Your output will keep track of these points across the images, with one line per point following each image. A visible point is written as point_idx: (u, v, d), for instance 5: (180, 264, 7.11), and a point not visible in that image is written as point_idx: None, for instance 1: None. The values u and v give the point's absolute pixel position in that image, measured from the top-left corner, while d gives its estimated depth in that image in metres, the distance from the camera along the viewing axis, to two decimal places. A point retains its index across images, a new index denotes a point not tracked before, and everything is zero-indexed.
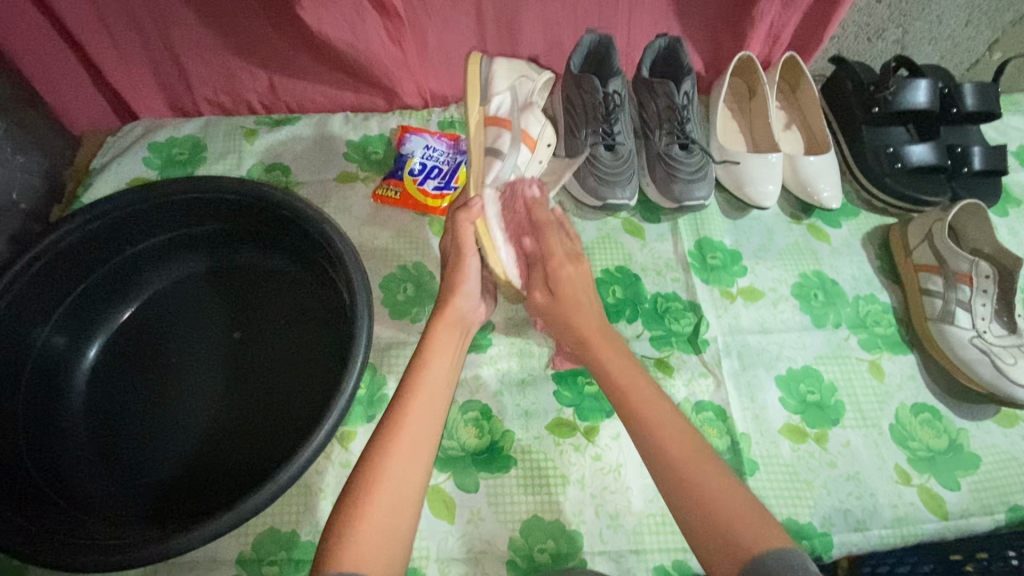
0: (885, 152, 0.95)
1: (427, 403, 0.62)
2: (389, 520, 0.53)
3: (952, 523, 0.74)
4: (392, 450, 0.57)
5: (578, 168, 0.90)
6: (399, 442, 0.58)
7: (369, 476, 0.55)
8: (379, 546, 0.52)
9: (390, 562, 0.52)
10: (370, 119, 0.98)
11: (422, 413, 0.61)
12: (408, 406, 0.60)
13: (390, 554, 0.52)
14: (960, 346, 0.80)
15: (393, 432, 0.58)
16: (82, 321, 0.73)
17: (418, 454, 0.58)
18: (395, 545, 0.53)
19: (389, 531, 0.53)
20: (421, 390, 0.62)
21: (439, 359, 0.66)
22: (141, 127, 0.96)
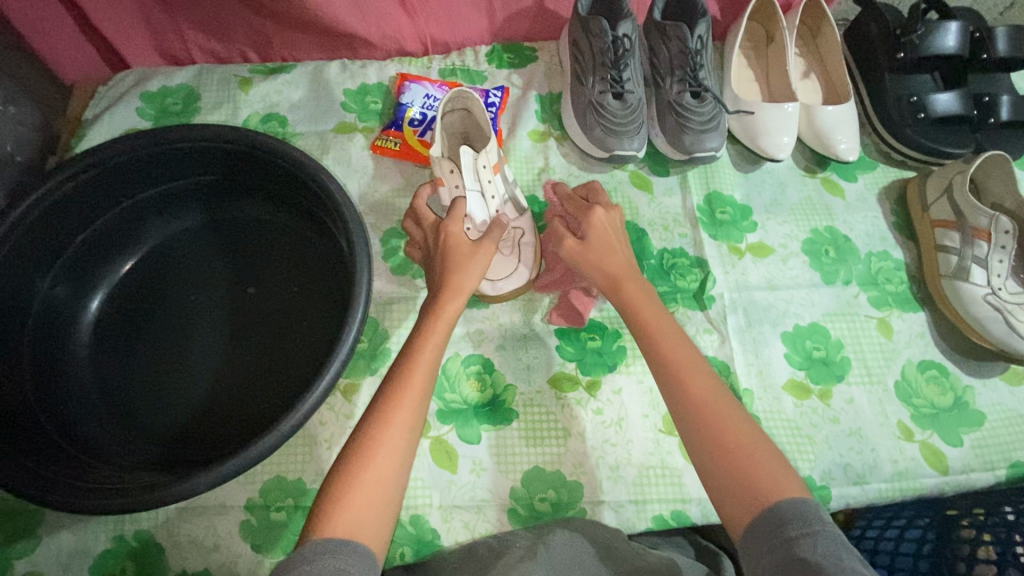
0: (908, 102, 0.90)
1: (427, 374, 0.58)
2: (385, 476, 0.53)
3: (952, 478, 0.74)
4: (389, 418, 0.55)
5: (586, 118, 0.86)
6: (403, 396, 0.56)
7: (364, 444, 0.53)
8: (376, 499, 0.52)
9: (376, 528, 0.51)
10: (368, 67, 0.94)
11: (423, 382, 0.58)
12: (410, 372, 0.58)
13: (384, 510, 0.52)
14: (972, 303, 0.79)
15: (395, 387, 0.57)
16: (83, 272, 0.72)
17: (413, 417, 0.55)
18: (384, 515, 0.52)
19: (381, 500, 0.52)
20: (425, 351, 0.60)
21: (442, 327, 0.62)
22: (133, 76, 0.93)
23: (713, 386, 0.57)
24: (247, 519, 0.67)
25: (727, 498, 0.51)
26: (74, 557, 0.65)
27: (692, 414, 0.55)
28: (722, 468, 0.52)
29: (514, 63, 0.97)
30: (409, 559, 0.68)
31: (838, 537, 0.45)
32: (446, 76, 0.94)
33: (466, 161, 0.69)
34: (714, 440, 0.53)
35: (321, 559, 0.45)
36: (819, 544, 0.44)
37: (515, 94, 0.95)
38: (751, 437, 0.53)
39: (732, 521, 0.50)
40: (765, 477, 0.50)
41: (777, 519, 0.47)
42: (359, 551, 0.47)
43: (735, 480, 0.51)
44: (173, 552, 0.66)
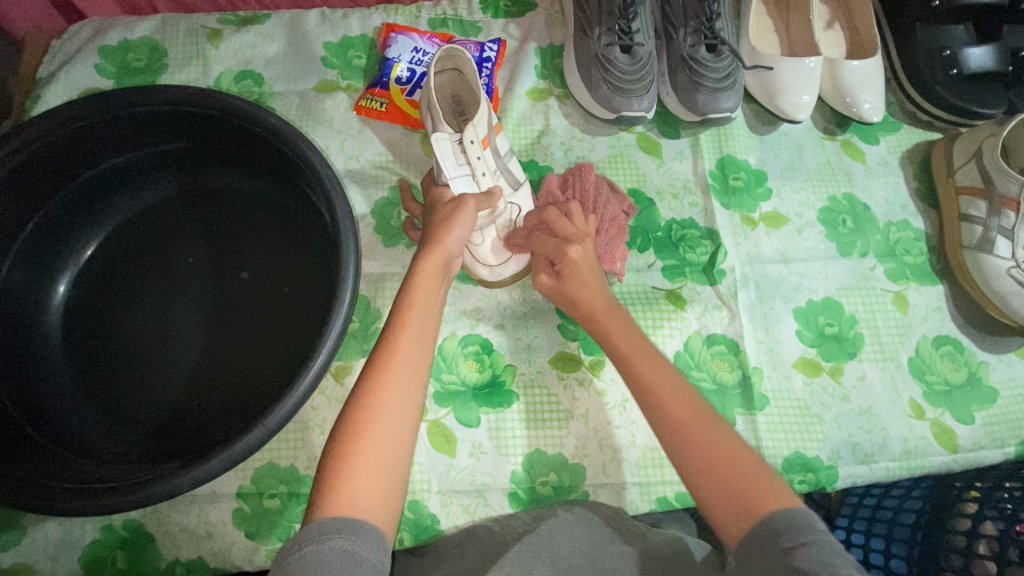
0: (941, 55, 0.83)
1: (418, 336, 0.54)
2: (383, 460, 0.47)
3: (961, 456, 0.73)
4: (382, 384, 0.50)
5: (591, 74, 0.79)
6: (392, 373, 0.50)
7: (358, 417, 0.48)
8: (375, 486, 0.46)
9: (385, 501, 0.46)
10: (350, 17, 0.85)
11: (413, 344, 0.53)
12: (399, 336, 0.53)
13: (386, 497, 0.46)
14: (994, 277, 0.75)
15: (382, 367, 0.51)
16: (47, 252, 0.66)
17: (410, 397, 0.50)
18: (394, 485, 0.47)
19: (382, 483, 0.46)
20: (411, 325, 0.54)
21: (428, 290, 0.57)
22: (88, 27, 0.83)
23: (689, 397, 0.52)
24: (240, 506, 0.65)
25: (720, 511, 0.46)
26: (63, 548, 0.64)
27: (675, 421, 0.51)
28: (707, 482, 0.47)
29: (512, 11, 0.88)
30: (409, 544, 0.67)
31: (833, 545, 0.40)
32: (436, 27, 0.86)
33: (443, 148, 0.64)
34: (694, 454, 0.48)
35: (327, 541, 0.41)
36: (814, 554, 0.39)
37: (513, 46, 0.87)
38: (735, 444, 0.48)
39: (731, 535, 0.45)
40: (757, 486, 0.45)
41: (771, 530, 0.42)
42: (367, 529, 0.43)
43: (725, 490, 0.46)
44: (165, 540, 0.64)
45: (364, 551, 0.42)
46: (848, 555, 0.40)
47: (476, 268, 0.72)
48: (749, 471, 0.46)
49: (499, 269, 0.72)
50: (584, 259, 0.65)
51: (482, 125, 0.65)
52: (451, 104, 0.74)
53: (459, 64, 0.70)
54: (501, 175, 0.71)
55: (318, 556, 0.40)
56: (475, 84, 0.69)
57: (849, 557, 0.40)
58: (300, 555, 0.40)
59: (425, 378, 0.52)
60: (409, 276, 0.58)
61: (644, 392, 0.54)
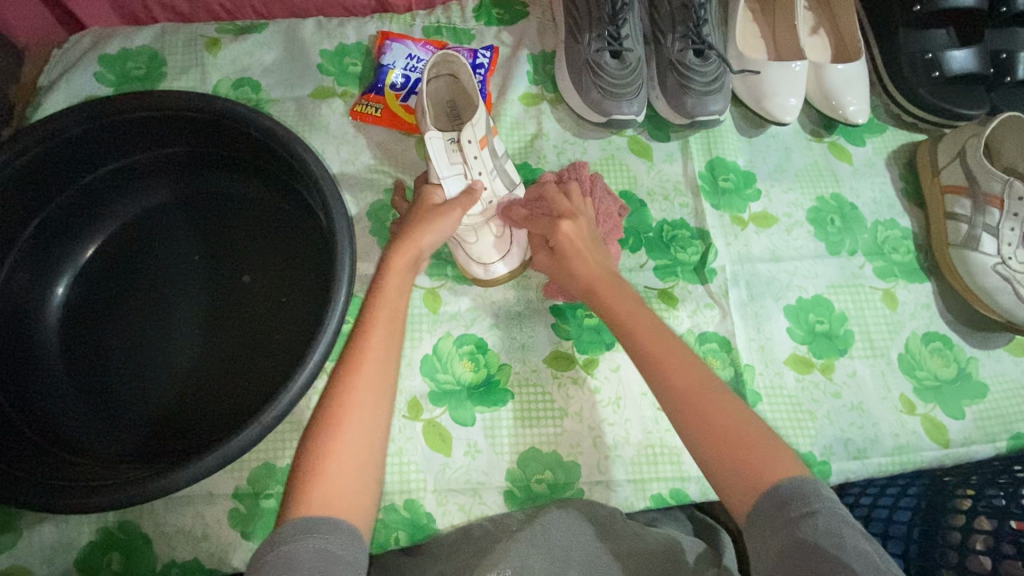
0: (922, 59, 0.85)
1: (385, 336, 0.54)
2: (355, 459, 0.47)
3: (953, 451, 0.74)
4: (352, 384, 0.50)
5: (581, 79, 0.81)
6: (357, 374, 0.51)
7: (328, 419, 0.48)
8: (347, 485, 0.46)
9: (359, 499, 0.46)
10: (346, 26, 0.87)
11: (383, 343, 0.53)
12: (368, 336, 0.53)
13: (360, 494, 0.46)
14: (981, 273, 0.76)
15: (348, 367, 0.51)
16: (47, 254, 0.67)
17: (377, 394, 0.50)
18: (368, 482, 0.47)
19: (356, 481, 0.46)
20: (376, 325, 0.54)
21: (395, 291, 0.57)
22: (89, 38, 0.85)
23: (691, 365, 0.53)
24: (235, 508, 0.66)
25: (724, 481, 0.47)
26: (58, 551, 0.64)
27: (678, 393, 0.51)
28: (707, 446, 0.48)
29: (504, 20, 0.90)
30: (405, 543, 0.67)
31: (841, 514, 0.41)
32: (430, 35, 0.88)
33: (436, 147, 0.64)
34: (697, 418, 0.49)
35: (303, 540, 0.41)
36: (821, 523, 0.40)
37: (506, 53, 0.89)
38: (738, 415, 0.49)
39: (735, 506, 0.46)
40: (762, 455, 0.46)
41: (778, 500, 0.42)
42: (342, 527, 0.43)
43: (727, 458, 0.46)
44: (160, 542, 0.65)
45: (339, 549, 0.42)
46: (854, 522, 0.41)
47: (471, 266, 0.73)
48: (749, 440, 0.47)
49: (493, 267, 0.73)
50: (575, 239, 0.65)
51: (479, 125, 0.66)
52: (446, 109, 0.74)
53: (455, 69, 0.71)
54: (496, 180, 0.70)
55: (303, 555, 0.40)
56: (471, 86, 0.70)
57: (854, 522, 0.41)
58: (275, 555, 0.40)
59: (392, 378, 0.53)
60: (377, 279, 0.58)
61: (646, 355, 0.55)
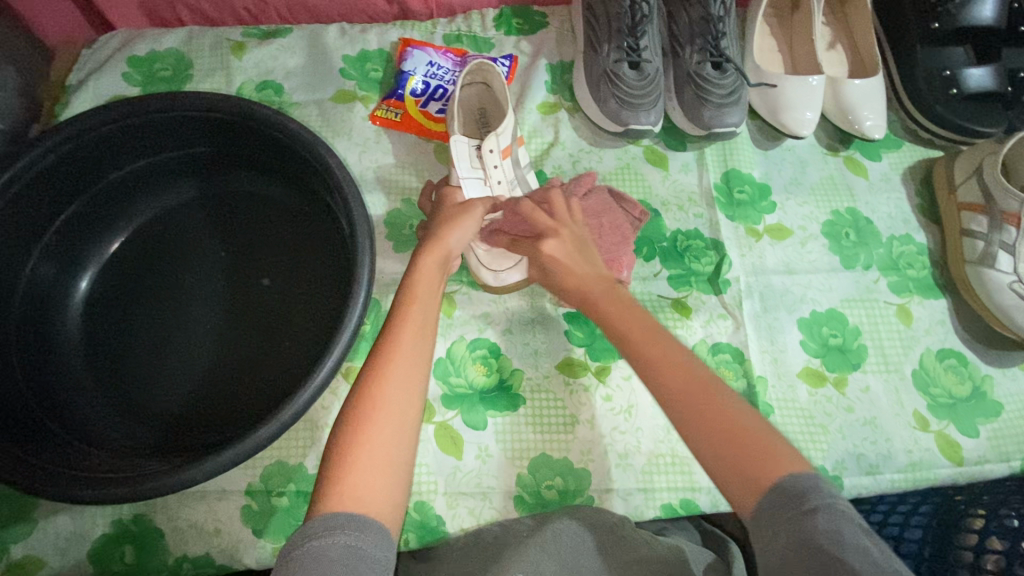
0: (940, 75, 0.85)
1: (418, 332, 0.54)
2: (386, 455, 0.47)
3: (967, 469, 0.73)
4: (382, 380, 0.50)
5: (600, 89, 0.82)
6: (391, 369, 0.51)
7: (361, 412, 0.48)
8: (378, 480, 0.46)
9: (389, 496, 0.46)
10: (368, 32, 0.89)
11: (414, 338, 0.53)
12: (400, 332, 0.53)
13: (389, 491, 0.46)
14: (997, 291, 0.76)
15: (381, 361, 0.51)
16: (71, 249, 0.68)
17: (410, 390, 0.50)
18: (398, 480, 0.47)
19: (386, 478, 0.46)
20: (410, 321, 0.54)
21: (429, 287, 0.58)
22: (118, 38, 0.87)
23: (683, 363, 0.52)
24: (248, 505, 0.66)
25: (726, 480, 0.46)
26: (72, 541, 0.64)
27: (682, 398, 0.50)
28: (708, 450, 0.47)
29: (524, 29, 0.91)
30: (414, 545, 0.67)
31: (843, 510, 0.41)
32: (451, 42, 0.89)
33: (460, 151, 0.67)
34: (696, 421, 0.48)
35: (330, 537, 0.41)
36: (822, 521, 0.40)
37: (525, 62, 0.90)
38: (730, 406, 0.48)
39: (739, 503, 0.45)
40: (760, 452, 0.45)
41: (782, 499, 0.42)
42: (371, 524, 0.43)
43: (729, 458, 0.46)
44: (173, 536, 0.65)
45: (367, 546, 0.42)
46: (856, 518, 0.41)
47: (481, 272, 0.73)
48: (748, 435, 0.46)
49: (502, 276, 0.73)
50: (563, 246, 0.64)
51: (504, 135, 0.68)
52: (475, 114, 0.76)
53: (485, 76, 0.73)
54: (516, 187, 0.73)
55: (328, 553, 0.40)
56: (501, 96, 0.72)
57: (856, 518, 0.41)
58: (303, 551, 0.41)
59: (426, 374, 0.53)
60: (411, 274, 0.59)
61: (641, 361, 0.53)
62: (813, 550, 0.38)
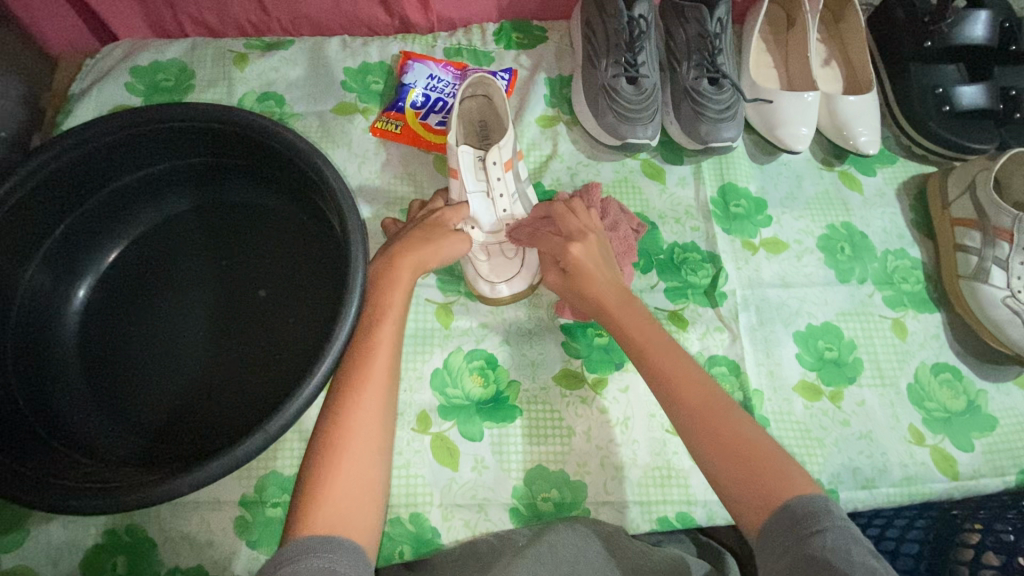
0: (933, 93, 0.87)
1: (388, 359, 0.56)
2: (357, 480, 0.49)
3: (962, 483, 0.73)
4: (354, 405, 0.52)
5: (598, 103, 0.83)
6: (360, 396, 0.53)
7: (331, 438, 0.50)
8: (350, 504, 0.48)
9: (362, 519, 0.48)
10: (370, 45, 0.90)
11: (384, 364, 0.55)
12: (367, 362, 0.55)
13: (363, 515, 0.48)
14: (990, 306, 0.76)
15: (352, 388, 0.53)
16: (70, 258, 0.69)
17: (379, 417, 0.53)
18: (368, 504, 0.49)
19: (358, 501, 0.49)
20: (378, 346, 0.56)
21: (396, 308, 0.60)
22: (121, 49, 0.88)
23: (697, 381, 0.54)
24: (242, 515, 0.66)
25: (738, 500, 0.47)
26: (64, 552, 0.64)
27: (693, 416, 0.51)
28: (725, 470, 0.48)
29: (523, 43, 0.93)
30: (408, 557, 0.67)
31: (849, 529, 0.42)
32: (452, 56, 0.90)
33: (463, 161, 0.67)
34: (708, 434, 0.50)
35: (306, 560, 0.42)
36: (829, 541, 0.41)
37: (524, 76, 0.91)
38: (741, 427, 0.50)
39: (750, 525, 0.46)
40: (769, 474, 0.47)
41: (790, 520, 0.43)
42: (345, 546, 0.45)
43: (745, 476, 0.47)
44: (165, 547, 0.65)
45: (342, 566, 0.42)
46: (861, 538, 0.42)
47: (477, 283, 0.74)
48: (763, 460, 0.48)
49: (495, 288, 0.74)
50: (588, 252, 0.65)
51: (507, 149, 0.68)
52: (476, 127, 0.77)
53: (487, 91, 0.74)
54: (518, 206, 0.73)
55: (303, 574, 0.41)
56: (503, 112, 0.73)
57: (863, 540, 0.42)
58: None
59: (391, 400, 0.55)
60: (378, 297, 0.60)
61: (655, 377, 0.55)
62: (817, 567, 0.39)
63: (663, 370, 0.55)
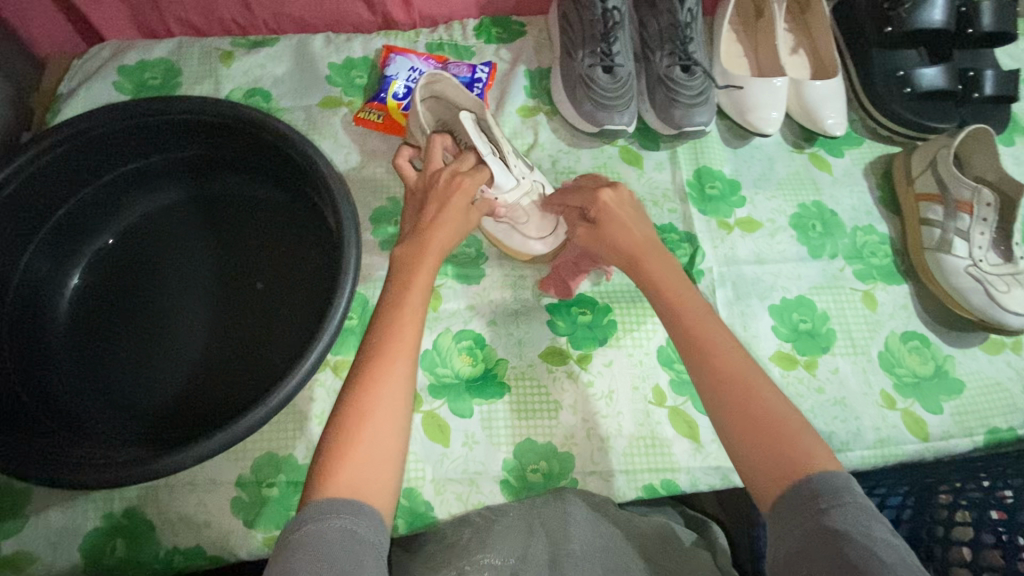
0: (895, 76, 0.91)
1: (412, 330, 0.55)
2: (379, 447, 0.49)
3: (932, 444, 0.77)
4: (380, 366, 0.52)
5: (575, 92, 0.86)
6: (385, 367, 0.52)
7: (354, 407, 0.50)
8: (373, 471, 0.48)
9: (384, 485, 0.49)
10: (353, 41, 0.92)
11: (410, 334, 0.54)
12: (392, 333, 0.54)
13: (385, 482, 0.49)
14: (954, 275, 0.80)
15: (375, 356, 0.52)
16: (63, 247, 0.70)
17: (404, 388, 0.52)
18: (391, 471, 0.49)
19: (381, 469, 0.49)
20: (404, 317, 0.55)
21: (421, 280, 0.58)
22: (108, 50, 0.90)
23: (734, 356, 0.54)
24: (238, 495, 0.67)
25: (756, 475, 0.49)
26: (64, 535, 0.65)
27: (724, 393, 0.52)
28: (749, 448, 0.49)
29: (502, 38, 0.96)
30: (403, 531, 0.69)
31: (868, 508, 0.44)
32: (433, 51, 0.93)
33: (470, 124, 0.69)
34: (739, 413, 0.51)
35: (328, 521, 0.44)
36: (847, 517, 0.43)
37: (504, 68, 0.94)
38: (767, 402, 0.51)
39: (762, 498, 0.48)
40: (787, 448, 0.48)
41: (811, 492, 0.45)
42: (367, 511, 0.46)
43: (767, 454, 0.49)
44: (164, 528, 0.66)
45: (363, 530, 0.45)
46: (881, 518, 0.44)
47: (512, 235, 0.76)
48: (793, 442, 0.49)
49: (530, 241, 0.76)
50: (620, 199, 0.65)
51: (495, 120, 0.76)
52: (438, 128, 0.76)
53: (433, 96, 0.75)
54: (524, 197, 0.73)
55: (324, 535, 0.44)
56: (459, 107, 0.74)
57: (883, 520, 0.44)
58: (301, 534, 0.44)
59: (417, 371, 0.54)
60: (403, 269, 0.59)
61: (697, 351, 0.55)
62: (833, 540, 0.42)
63: (699, 348, 0.55)
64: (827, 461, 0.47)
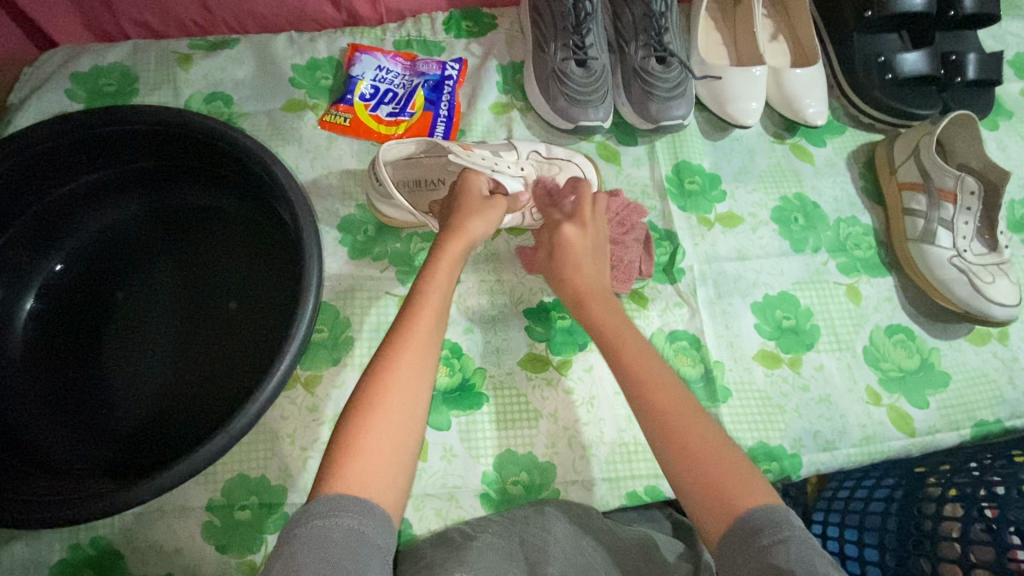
0: (876, 63, 0.88)
1: (431, 327, 0.55)
2: (389, 441, 0.48)
3: (918, 440, 0.76)
4: (398, 361, 0.51)
5: (548, 87, 0.83)
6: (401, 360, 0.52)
7: (369, 398, 0.49)
8: (381, 466, 0.47)
9: (393, 482, 0.47)
10: (317, 40, 0.88)
11: (428, 329, 0.54)
12: (409, 327, 0.54)
13: (392, 479, 0.47)
14: (938, 267, 0.79)
15: (393, 349, 0.52)
16: (14, 269, 0.67)
17: (420, 383, 0.51)
18: (399, 466, 0.48)
19: (389, 464, 0.47)
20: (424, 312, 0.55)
21: (443, 276, 0.59)
22: (59, 55, 0.85)
23: (672, 386, 0.54)
24: (209, 520, 0.65)
25: (700, 506, 0.48)
26: (29, 568, 0.63)
27: (657, 422, 0.52)
28: (686, 477, 0.49)
29: (473, 31, 0.92)
30: None
31: (810, 541, 0.43)
32: (401, 48, 0.90)
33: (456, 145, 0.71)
34: (674, 442, 0.50)
35: (334, 518, 0.43)
36: (792, 551, 0.42)
37: (475, 64, 0.91)
38: (713, 436, 0.50)
39: (708, 533, 0.47)
40: (734, 482, 0.47)
41: (748, 528, 0.44)
42: (374, 510, 0.45)
43: (706, 486, 0.48)
44: (133, 558, 0.64)
45: (370, 531, 0.43)
46: (822, 549, 0.43)
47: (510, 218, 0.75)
48: (730, 468, 0.48)
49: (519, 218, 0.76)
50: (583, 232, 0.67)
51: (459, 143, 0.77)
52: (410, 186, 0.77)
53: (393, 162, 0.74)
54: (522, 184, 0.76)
55: (331, 534, 0.42)
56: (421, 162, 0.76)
57: (823, 550, 0.43)
58: (310, 529, 0.42)
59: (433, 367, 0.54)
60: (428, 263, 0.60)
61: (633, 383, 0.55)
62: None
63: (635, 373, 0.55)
64: (764, 490, 0.47)
